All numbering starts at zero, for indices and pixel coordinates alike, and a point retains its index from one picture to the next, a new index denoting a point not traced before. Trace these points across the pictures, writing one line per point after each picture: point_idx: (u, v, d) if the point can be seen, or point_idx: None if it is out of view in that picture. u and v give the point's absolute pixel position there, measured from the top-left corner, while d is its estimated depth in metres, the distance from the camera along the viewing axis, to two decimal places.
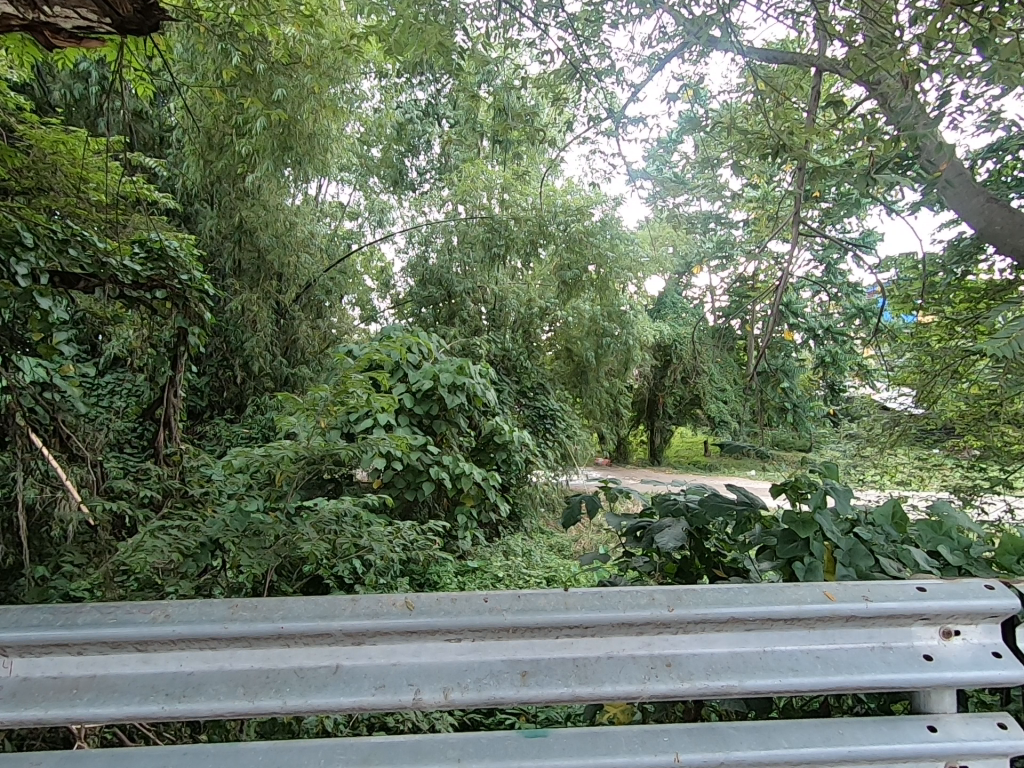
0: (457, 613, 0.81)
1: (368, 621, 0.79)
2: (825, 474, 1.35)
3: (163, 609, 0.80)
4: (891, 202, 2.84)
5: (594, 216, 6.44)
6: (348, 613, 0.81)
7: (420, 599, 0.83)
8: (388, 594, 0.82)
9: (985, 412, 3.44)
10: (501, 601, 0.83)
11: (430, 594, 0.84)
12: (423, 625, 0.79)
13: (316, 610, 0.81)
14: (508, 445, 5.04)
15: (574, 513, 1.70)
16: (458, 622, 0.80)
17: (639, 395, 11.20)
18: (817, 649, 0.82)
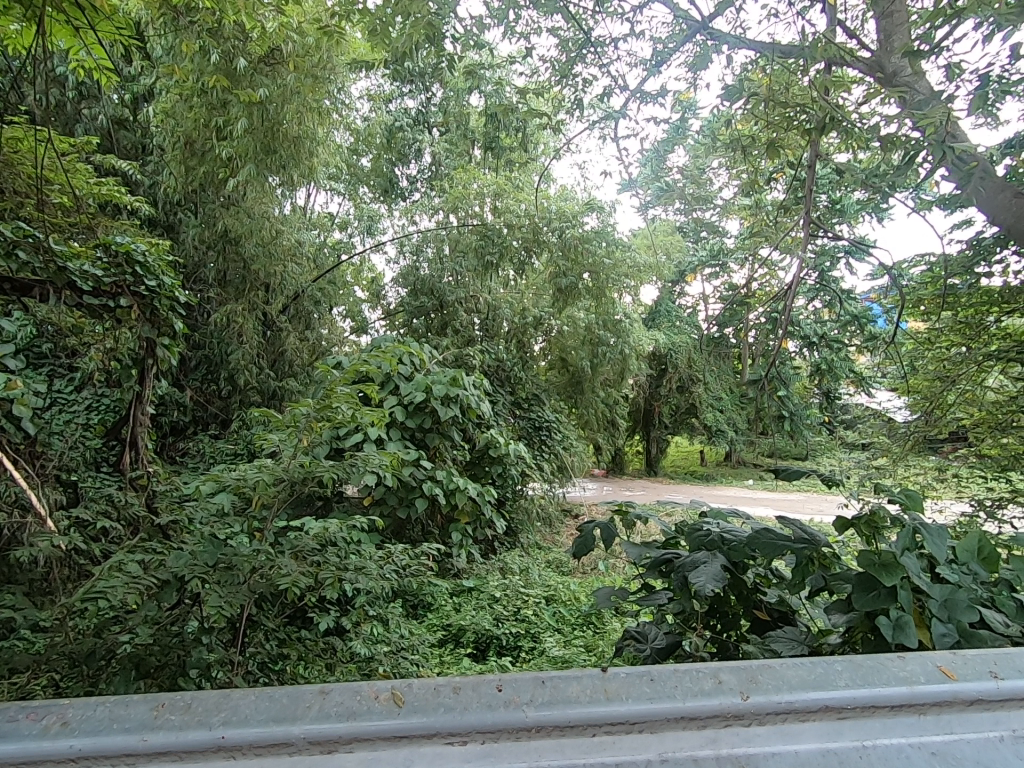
0: (463, 709, 0.67)
1: (340, 722, 0.65)
2: (906, 502, 1.15)
3: (59, 715, 0.65)
4: (882, 207, 2.86)
5: (589, 224, 6.28)
6: (315, 712, 0.66)
7: (412, 690, 0.70)
8: (370, 689, 0.69)
9: (1002, 420, 3.30)
10: (520, 692, 0.69)
11: (424, 683, 0.70)
12: (413, 726, 0.65)
13: (270, 711, 0.66)
14: (503, 458, 4.87)
15: (587, 542, 1.51)
16: (464, 720, 0.65)
17: (633, 405, 11.08)
18: (932, 745, 0.67)
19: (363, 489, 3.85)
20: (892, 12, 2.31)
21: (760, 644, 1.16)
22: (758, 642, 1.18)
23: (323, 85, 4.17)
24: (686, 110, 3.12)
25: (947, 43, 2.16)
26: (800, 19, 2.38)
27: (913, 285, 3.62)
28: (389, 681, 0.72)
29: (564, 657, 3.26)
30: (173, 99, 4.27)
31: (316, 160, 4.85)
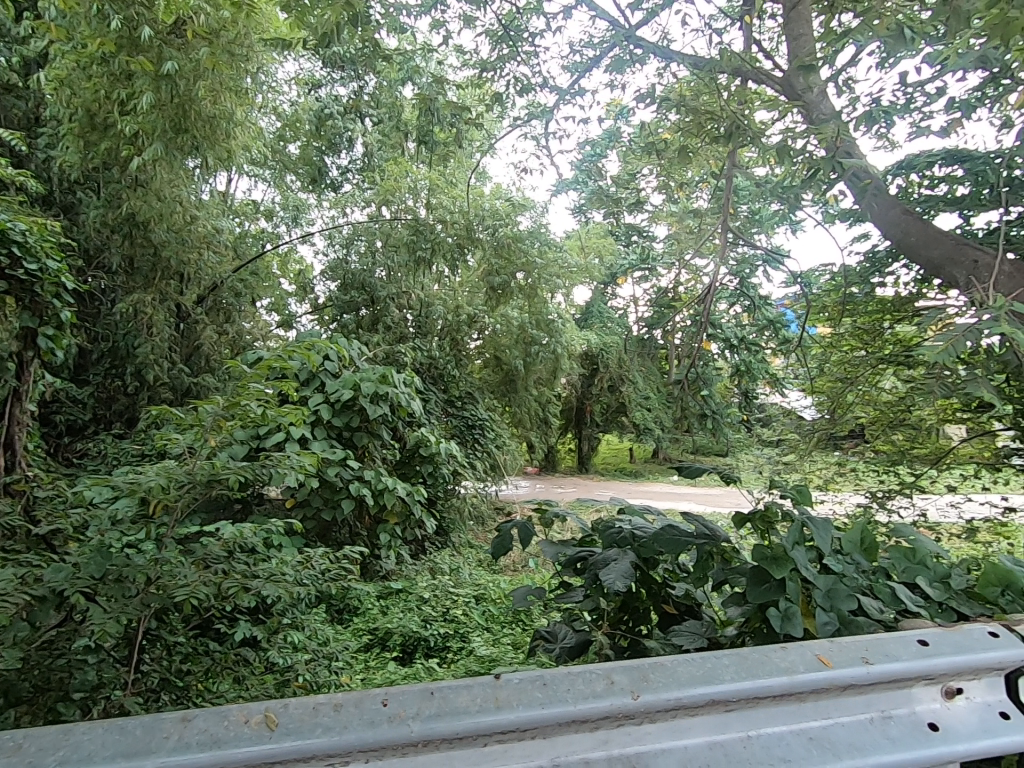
0: (342, 728, 0.66)
1: (201, 751, 0.63)
2: (799, 498, 1.23)
3: None
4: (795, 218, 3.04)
5: (523, 223, 6.29)
6: (174, 743, 0.64)
7: (289, 711, 0.68)
8: (242, 713, 0.68)
9: (893, 419, 3.60)
10: (407, 705, 0.69)
11: (301, 703, 0.69)
12: (284, 751, 0.64)
13: (120, 745, 0.64)
14: (434, 458, 4.81)
15: (505, 543, 1.50)
16: (341, 741, 0.65)
17: (567, 403, 11.27)
18: (809, 731, 0.74)
19: (285, 490, 3.69)
20: (798, 35, 2.45)
21: (664, 639, 1.20)
22: (662, 637, 1.22)
23: (241, 64, 3.92)
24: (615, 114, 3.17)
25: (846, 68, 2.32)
26: (715, 33, 2.50)
27: (817, 293, 3.90)
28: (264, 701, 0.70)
29: (490, 657, 3.24)
30: (67, 66, 3.87)
31: (233, 144, 4.56)
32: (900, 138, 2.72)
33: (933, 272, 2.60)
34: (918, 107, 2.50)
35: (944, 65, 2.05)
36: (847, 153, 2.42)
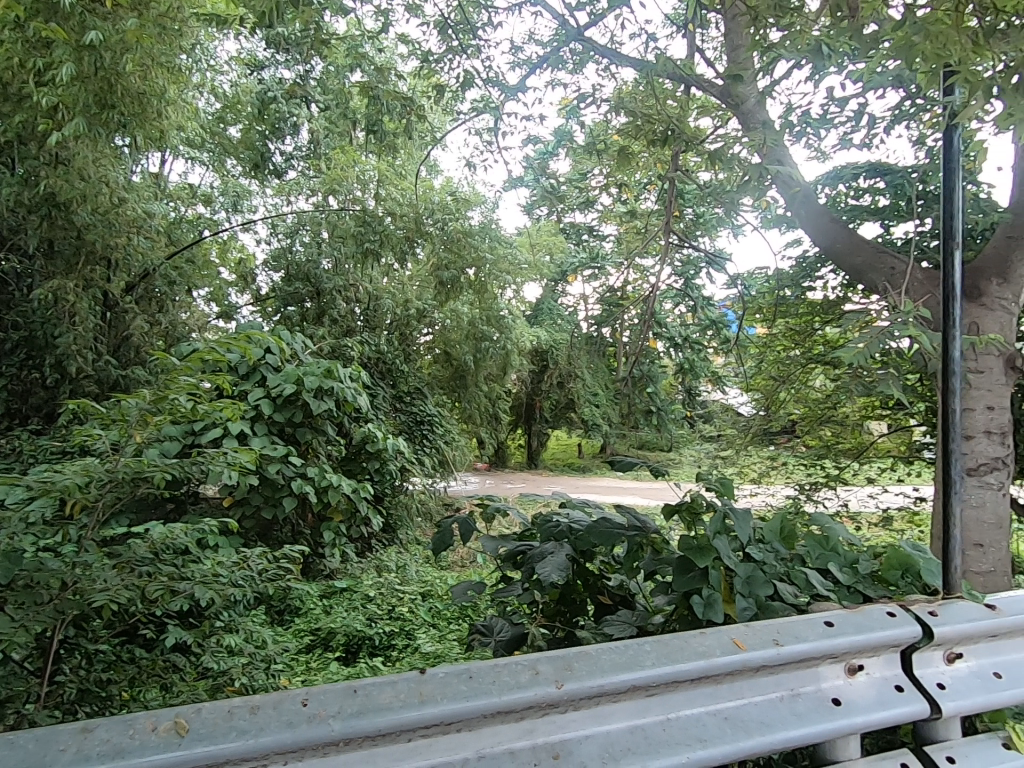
0: (258, 731, 0.64)
1: (104, 762, 0.61)
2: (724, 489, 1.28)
3: None
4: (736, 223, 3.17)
5: (473, 218, 6.26)
6: (73, 755, 0.61)
7: (202, 715, 0.66)
8: (153, 719, 0.65)
9: (821, 415, 3.82)
10: (328, 704, 0.68)
11: (216, 706, 0.67)
12: (194, 757, 0.62)
13: (14, 760, 0.61)
14: (381, 454, 4.74)
15: (445, 538, 1.50)
16: (257, 744, 0.63)
17: (517, 400, 11.35)
18: (724, 711, 0.78)
19: (221, 489, 3.53)
20: (737, 46, 2.55)
21: (595, 628, 1.22)
22: (591, 628, 1.25)
23: (174, 39, 3.70)
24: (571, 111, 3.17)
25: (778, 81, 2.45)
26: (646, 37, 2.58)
27: (753, 295, 4.09)
28: (175, 706, 0.68)
29: (435, 654, 3.22)
30: None
31: (165, 123, 4.30)
32: (830, 149, 2.88)
33: (855, 277, 2.77)
34: (845, 121, 2.65)
35: (864, 83, 2.18)
36: (777, 161, 2.56)
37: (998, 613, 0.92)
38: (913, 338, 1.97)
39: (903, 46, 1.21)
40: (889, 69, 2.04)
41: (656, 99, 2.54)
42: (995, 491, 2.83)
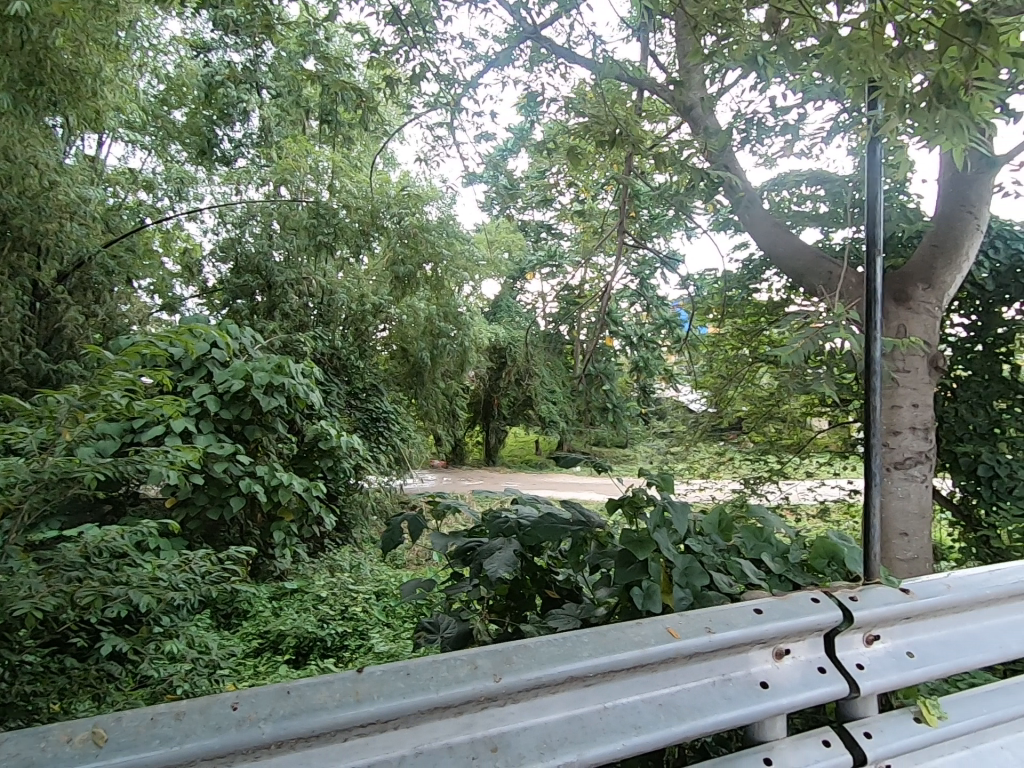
0: (184, 737, 0.62)
1: None
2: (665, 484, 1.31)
3: None
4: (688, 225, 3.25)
5: (431, 214, 6.19)
6: None
7: (123, 724, 0.63)
8: (69, 730, 0.62)
9: (765, 412, 3.99)
10: (259, 706, 0.66)
11: (138, 714, 0.64)
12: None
13: None
14: (334, 451, 4.64)
15: (394, 537, 1.48)
16: (182, 752, 0.61)
17: (474, 397, 11.34)
18: (658, 698, 0.81)
19: (163, 489, 3.39)
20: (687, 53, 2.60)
21: (539, 622, 1.24)
22: (536, 621, 1.26)
23: (111, 15, 3.49)
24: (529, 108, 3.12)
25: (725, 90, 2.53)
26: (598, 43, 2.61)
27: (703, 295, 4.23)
28: (94, 715, 0.65)
29: (389, 653, 3.19)
30: None
31: (101, 103, 4.05)
32: (775, 156, 2.99)
33: (796, 280, 2.92)
34: (786, 130, 2.76)
35: (803, 94, 2.28)
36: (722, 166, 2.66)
37: (911, 596, 0.99)
38: (845, 340, 2.08)
39: (834, 60, 1.29)
40: (825, 83, 2.13)
41: (611, 103, 2.59)
42: (919, 482, 3.03)
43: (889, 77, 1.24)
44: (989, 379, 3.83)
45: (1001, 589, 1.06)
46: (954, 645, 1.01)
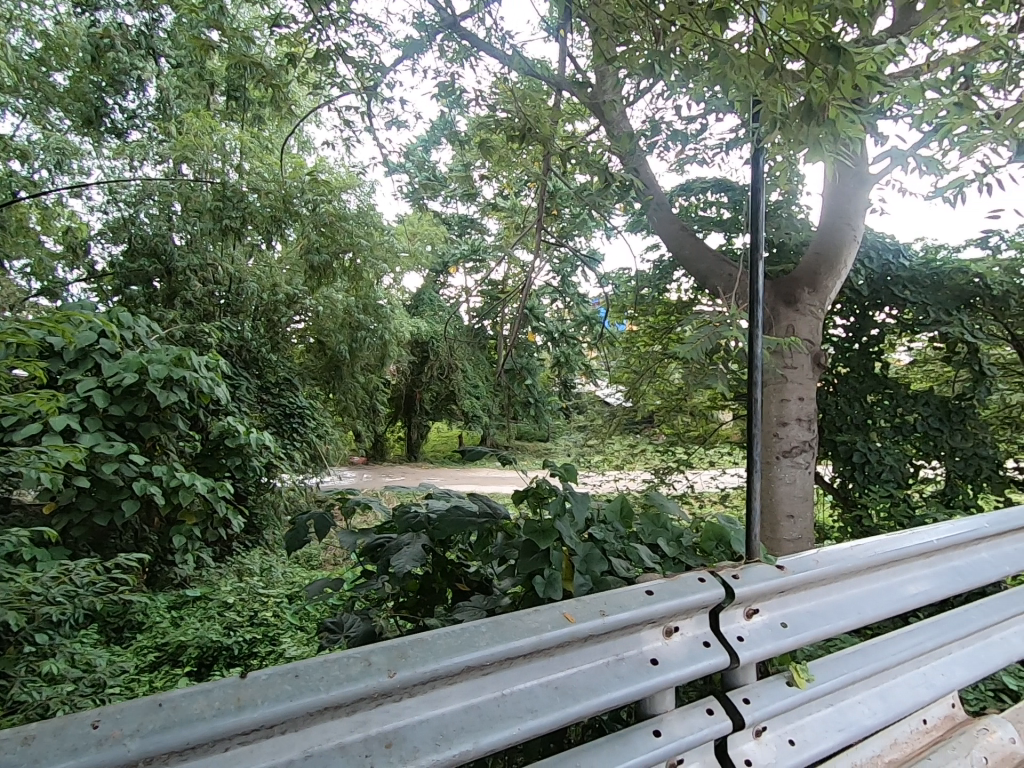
0: (33, 762, 0.56)
1: None
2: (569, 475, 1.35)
3: None
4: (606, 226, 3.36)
5: (347, 202, 5.75)
6: None
7: None
8: None
9: (673, 405, 4.23)
10: (124, 723, 0.61)
11: None
12: None
13: None
14: (243, 449, 4.37)
15: (300, 536, 1.43)
16: None
17: (395, 391, 11.15)
18: (554, 681, 0.84)
19: (40, 493, 3.07)
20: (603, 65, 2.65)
21: (446, 615, 1.24)
22: (443, 614, 1.27)
23: None
24: (452, 101, 3.06)
25: (635, 97, 2.64)
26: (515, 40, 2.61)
27: (619, 293, 4.41)
28: None
29: (301, 657, 3.08)
30: None
31: None
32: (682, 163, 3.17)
33: (700, 281, 3.11)
34: (693, 139, 2.94)
35: (706, 105, 2.40)
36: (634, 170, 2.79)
37: (785, 572, 1.08)
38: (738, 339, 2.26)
39: (723, 75, 1.40)
40: (722, 97, 2.26)
41: (533, 104, 2.63)
42: (802, 469, 3.32)
43: (768, 92, 1.35)
44: (863, 375, 4.28)
45: (861, 562, 1.18)
46: (822, 613, 1.12)
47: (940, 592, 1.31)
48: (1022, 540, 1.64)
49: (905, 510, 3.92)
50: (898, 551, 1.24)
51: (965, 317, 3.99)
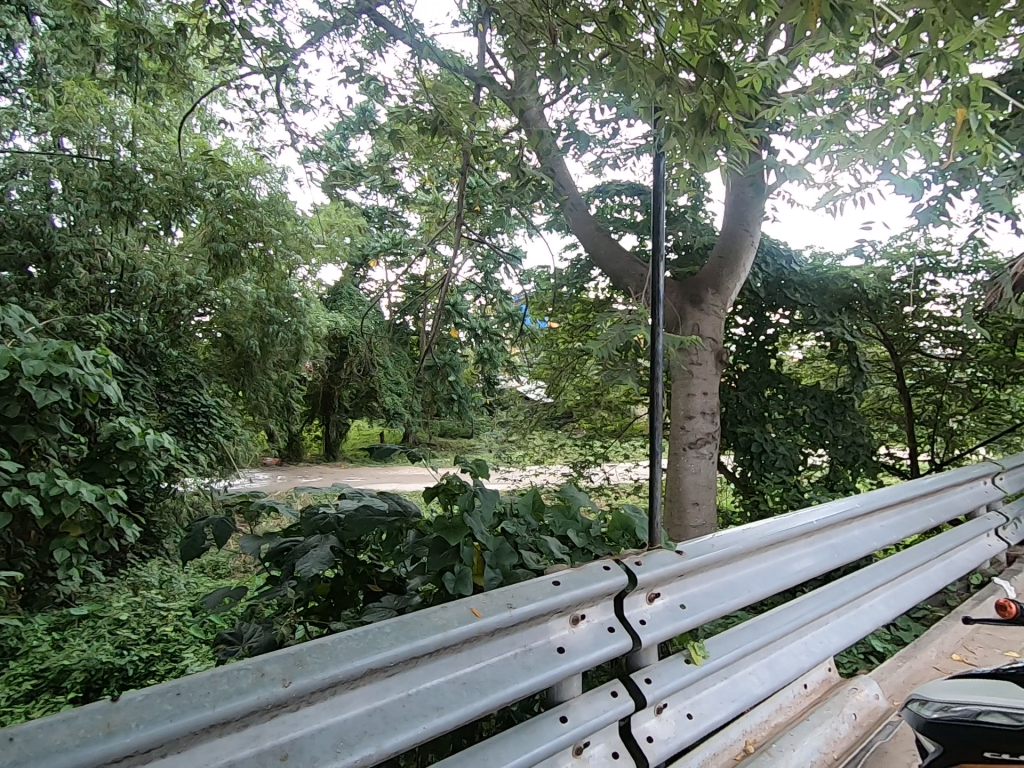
0: None
1: None
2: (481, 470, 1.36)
3: None
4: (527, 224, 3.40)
5: (260, 190, 5.49)
6: None
7: None
8: None
9: (591, 401, 4.38)
10: None
11: None
12: None
13: None
14: (138, 453, 4.02)
15: (197, 543, 1.34)
16: None
17: (312, 389, 10.74)
18: (462, 676, 0.84)
19: None
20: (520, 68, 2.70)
21: (355, 617, 1.21)
22: (352, 616, 1.23)
23: None
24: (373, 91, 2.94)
25: (552, 98, 2.69)
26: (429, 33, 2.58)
27: (539, 291, 4.48)
28: None
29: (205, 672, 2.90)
30: None
31: None
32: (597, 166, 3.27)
33: (615, 280, 3.22)
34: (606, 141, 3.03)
35: (618, 110, 2.49)
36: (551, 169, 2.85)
37: (684, 557, 1.14)
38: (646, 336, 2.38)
39: (623, 80, 1.48)
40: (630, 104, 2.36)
41: (453, 97, 2.61)
42: (707, 459, 3.54)
43: (664, 99, 1.44)
44: (760, 371, 4.63)
45: (752, 543, 1.27)
46: (717, 594, 1.19)
47: (820, 568, 1.44)
48: (890, 517, 1.83)
49: (795, 494, 4.30)
50: (783, 532, 1.35)
51: (846, 319, 4.41)
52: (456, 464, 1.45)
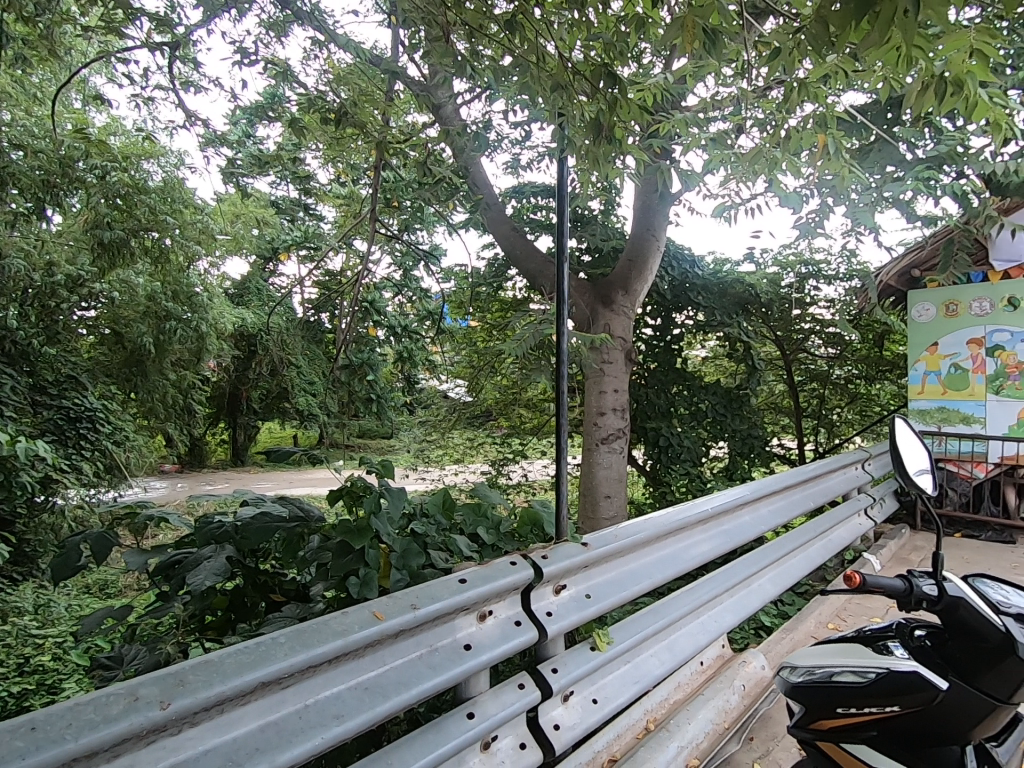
0: None
1: None
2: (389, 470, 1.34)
3: None
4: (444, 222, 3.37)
5: (151, 174, 4.84)
6: None
7: None
8: None
9: (510, 399, 4.43)
10: None
11: None
12: None
13: None
14: (5, 464, 3.56)
15: (72, 560, 1.22)
16: None
17: (216, 389, 10.07)
18: (364, 681, 0.83)
19: None
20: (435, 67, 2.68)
21: (253, 630, 1.15)
22: (250, 629, 1.17)
23: None
24: (277, 75, 2.77)
25: (466, 97, 2.68)
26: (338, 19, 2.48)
27: (458, 289, 4.46)
28: None
29: None
30: None
31: None
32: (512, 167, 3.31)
33: (531, 280, 3.28)
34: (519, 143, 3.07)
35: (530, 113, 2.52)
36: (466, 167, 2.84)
37: (588, 548, 1.18)
38: None
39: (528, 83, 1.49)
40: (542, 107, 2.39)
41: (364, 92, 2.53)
42: (618, 454, 3.68)
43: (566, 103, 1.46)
44: (668, 369, 4.88)
45: (653, 532, 1.34)
46: (620, 582, 1.25)
47: (714, 552, 1.54)
48: (775, 501, 1.99)
49: (699, 484, 4.59)
50: (681, 521, 1.43)
51: (742, 321, 4.75)
52: (362, 465, 1.41)
